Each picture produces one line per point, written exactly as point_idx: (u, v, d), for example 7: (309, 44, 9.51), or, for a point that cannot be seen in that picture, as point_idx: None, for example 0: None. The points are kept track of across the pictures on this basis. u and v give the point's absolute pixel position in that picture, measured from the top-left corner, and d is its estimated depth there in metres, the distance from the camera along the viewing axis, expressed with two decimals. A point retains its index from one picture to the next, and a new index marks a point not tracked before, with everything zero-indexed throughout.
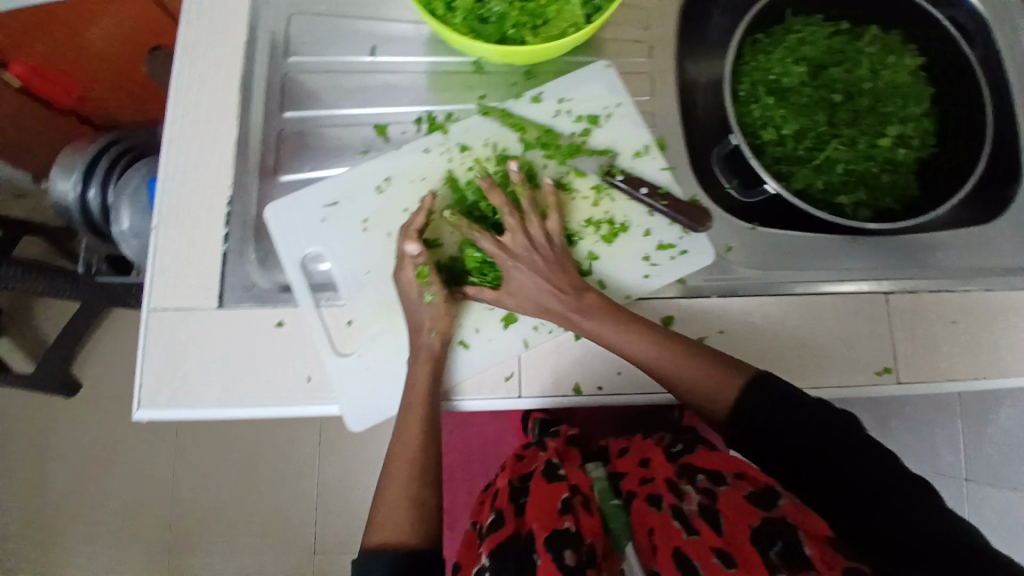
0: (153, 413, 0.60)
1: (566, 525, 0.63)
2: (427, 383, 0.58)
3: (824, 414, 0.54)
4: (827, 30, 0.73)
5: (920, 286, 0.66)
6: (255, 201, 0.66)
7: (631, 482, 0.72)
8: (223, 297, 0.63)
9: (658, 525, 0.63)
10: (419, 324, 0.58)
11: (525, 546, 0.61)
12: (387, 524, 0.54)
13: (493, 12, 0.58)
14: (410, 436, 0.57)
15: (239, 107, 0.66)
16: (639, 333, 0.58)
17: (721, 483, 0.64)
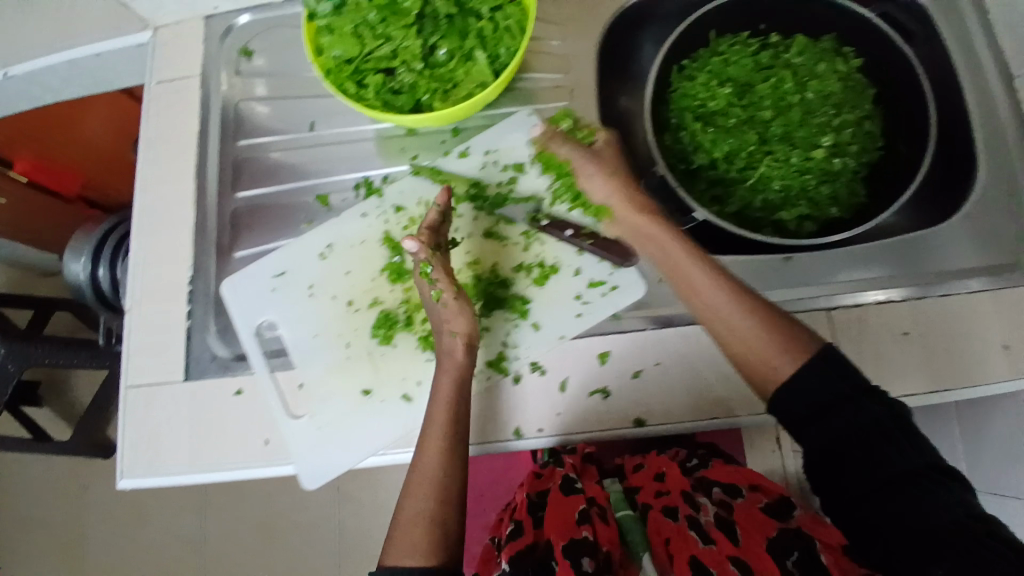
0: (135, 481, 0.66)
1: (585, 534, 0.67)
2: (450, 393, 0.58)
3: (854, 410, 0.51)
4: (751, 48, 0.73)
5: (865, 298, 0.65)
6: (215, 277, 0.71)
7: (647, 495, 0.79)
8: (189, 370, 0.68)
9: (676, 536, 0.69)
10: (440, 325, 0.61)
11: (541, 558, 0.65)
12: (403, 548, 0.53)
13: (404, 83, 0.63)
14: (427, 468, 0.56)
15: (196, 193, 0.72)
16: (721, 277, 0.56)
17: (732, 498, 0.73)
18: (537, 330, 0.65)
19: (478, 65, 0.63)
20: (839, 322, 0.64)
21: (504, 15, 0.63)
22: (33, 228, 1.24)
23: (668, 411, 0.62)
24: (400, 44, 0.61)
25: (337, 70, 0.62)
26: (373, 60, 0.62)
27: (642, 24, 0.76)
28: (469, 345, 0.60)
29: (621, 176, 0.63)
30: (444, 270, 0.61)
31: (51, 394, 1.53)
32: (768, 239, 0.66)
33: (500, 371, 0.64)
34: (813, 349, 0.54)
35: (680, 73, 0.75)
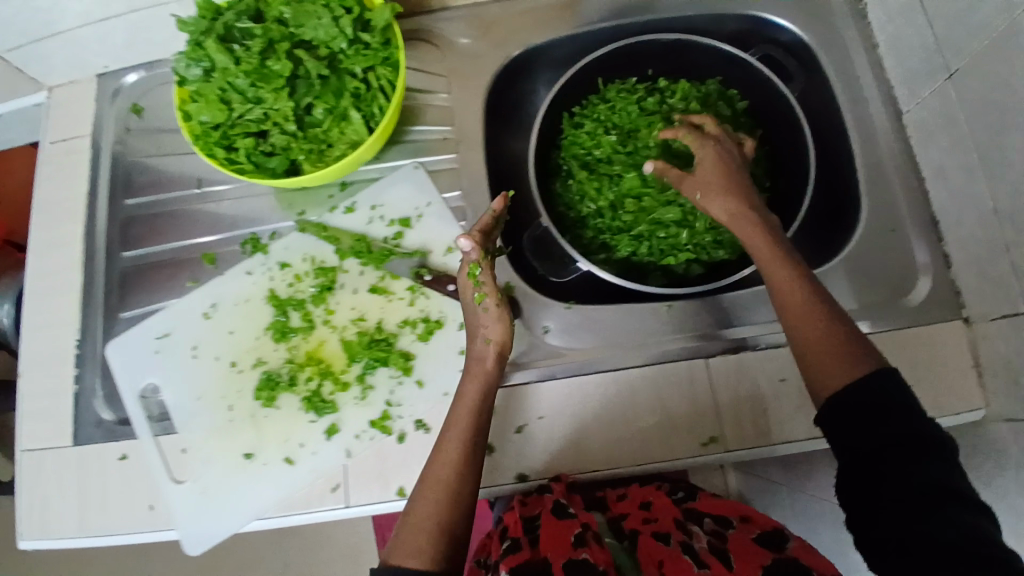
0: (36, 543, 0.65)
1: (584, 556, 0.64)
2: (477, 399, 0.58)
3: (898, 417, 0.49)
4: (637, 94, 0.74)
5: (741, 346, 0.65)
6: (102, 338, 0.70)
7: (634, 521, 0.77)
8: (77, 435, 0.67)
9: (669, 558, 0.67)
10: (475, 330, 0.61)
11: (539, 571, 0.63)
12: (408, 548, 0.52)
13: (276, 145, 0.63)
14: (438, 478, 0.55)
15: (85, 255, 0.72)
16: (790, 266, 0.57)
17: (724, 529, 0.73)
18: (421, 386, 0.65)
19: (354, 125, 0.64)
20: (717, 369, 0.64)
21: (377, 75, 0.64)
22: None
23: (549, 462, 0.63)
24: (270, 108, 0.61)
25: (205, 136, 0.62)
26: (244, 124, 0.62)
27: (532, 70, 0.77)
28: (500, 353, 0.61)
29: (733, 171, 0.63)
30: (490, 277, 0.62)
31: None
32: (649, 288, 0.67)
33: (384, 431, 0.63)
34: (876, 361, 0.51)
35: (571, 119, 0.76)
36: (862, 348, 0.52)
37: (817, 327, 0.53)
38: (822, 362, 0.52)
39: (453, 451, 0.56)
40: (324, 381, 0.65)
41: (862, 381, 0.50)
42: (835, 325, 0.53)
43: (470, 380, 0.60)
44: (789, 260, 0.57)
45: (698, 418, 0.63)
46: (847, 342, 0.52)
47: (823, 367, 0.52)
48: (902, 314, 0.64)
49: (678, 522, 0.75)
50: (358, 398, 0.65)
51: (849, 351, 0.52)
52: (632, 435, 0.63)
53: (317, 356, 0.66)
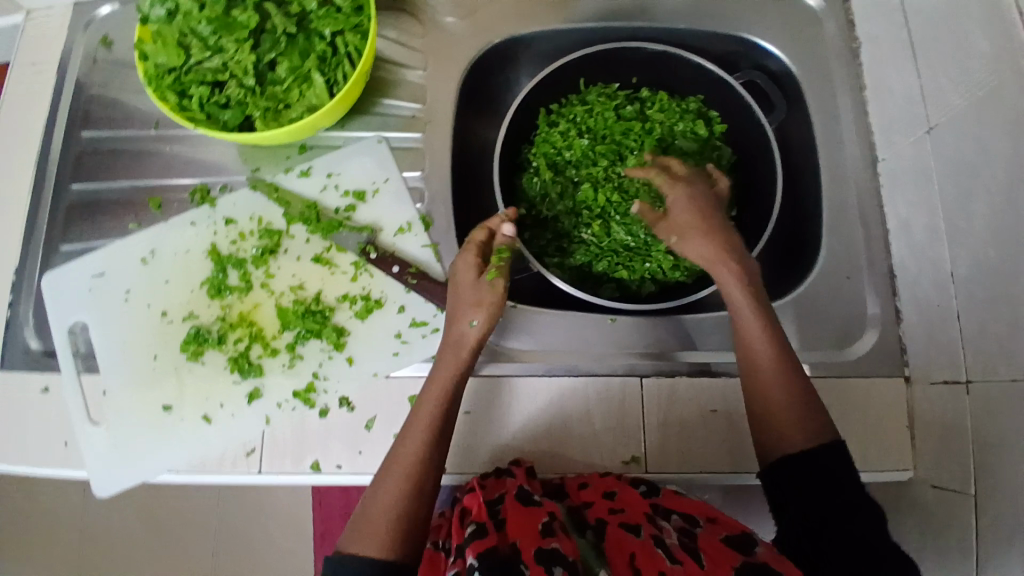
0: None
1: (556, 546, 0.53)
2: (448, 386, 0.58)
3: (853, 480, 0.51)
4: (615, 101, 0.72)
5: (677, 369, 0.64)
6: (39, 269, 0.69)
7: (599, 510, 0.59)
8: (3, 359, 0.66)
9: (641, 551, 0.54)
10: (459, 314, 0.60)
11: (509, 562, 0.51)
12: (367, 537, 0.52)
13: (231, 98, 0.61)
14: (400, 466, 0.55)
15: (34, 184, 0.70)
16: (771, 339, 0.56)
17: (692, 528, 0.58)
18: (351, 364, 0.64)
19: (314, 88, 0.62)
20: (649, 391, 0.63)
21: (344, 40, 0.62)
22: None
23: (467, 461, 0.63)
24: (230, 58, 0.60)
25: (159, 78, 0.60)
26: (200, 71, 0.60)
27: (516, 60, 0.75)
28: (479, 342, 0.59)
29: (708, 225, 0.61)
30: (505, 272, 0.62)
31: None
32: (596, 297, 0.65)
33: (306, 403, 0.62)
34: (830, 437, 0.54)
35: (547, 116, 0.74)
36: (820, 418, 0.55)
37: (783, 395, 0.55)
38: (790, 427, 0.54)
39: (416, 441, 0.55)
40: (254, 344, 0.64)
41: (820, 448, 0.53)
42: (802, 391, 0.55)
43: (445, 367, 0.59)
44: (770, 321, 0.57)
45: (622, 437, 0.63)
46: (812, 411, 0.55)
47: (783, 430, 0.54)
48: (847, 365, 0.62)
49: (647, 514, 0.58)
50: (285, 366, 0.64)
51: (814, 418, 0.55)
52: (553, 443, 0.63)
53: (250, 318, 0.64)
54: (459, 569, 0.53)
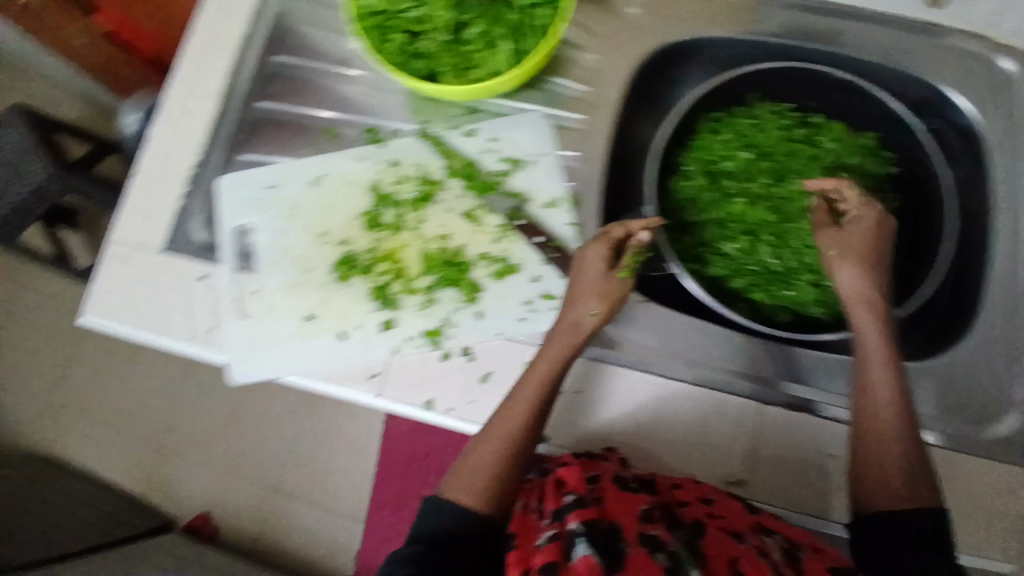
0: (104, 320, 0.72)
1: (656, 533, 0.55)
2: (557, 365, 0.60)
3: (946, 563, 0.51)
4: (784, 122, 0.73)
5: (795, 402, 0.64)
6: (215, 170, 0.75)
7: (696, 511, 0.59)
8: (170, 241, 0.73)
9: (745, 558, 0.54)
10: (575, 300, 0.62)
11: (609, 537, 0.53)
12: (461, 486, 0.59)
13: (425, 49, 0.64)
14: (499, 434, 0.59)
15: (224, 92, 0.75)
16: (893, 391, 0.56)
17: (796, 549, 0.57)
18: (479, 318, 0.67)
19: (499, 55, 0.63)
20: (770, 423, 0.64)
21: (538, 13, 0.63)
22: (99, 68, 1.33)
23: (572, 437, 0.66)
24: (430, 12, 0.63)
25: (363, 19, 0.63)
26: (401, 20, 0.63)
27: (688, 61, 0.76)
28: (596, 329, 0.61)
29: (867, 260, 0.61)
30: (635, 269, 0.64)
31: (87, 224, 1.68)
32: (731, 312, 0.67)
33: (433, 343, 0.67)
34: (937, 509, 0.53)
35: (709, 124, 0.74)
36: (927, 486, 0.54)
37: (900, 459, 0.54)
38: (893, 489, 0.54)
39: (515, 414, 0.59)
40: (396, 280, 0.69)
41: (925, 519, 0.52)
42: (915, 459, 0.55)
43: (549, 354, 0.61)
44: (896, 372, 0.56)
45: (725, 460, 0.63)
46: (921, 478, 0.54)
47: (887, 490, 0.54)
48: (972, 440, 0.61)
49: (750, 526, 0.58)
50: (419, 306, 0.68)
51: (922, 486, 0.54)
52: (657, 443, 0.64)
53: (397, 255, 0.69)
54: (559, 531, 0.54)
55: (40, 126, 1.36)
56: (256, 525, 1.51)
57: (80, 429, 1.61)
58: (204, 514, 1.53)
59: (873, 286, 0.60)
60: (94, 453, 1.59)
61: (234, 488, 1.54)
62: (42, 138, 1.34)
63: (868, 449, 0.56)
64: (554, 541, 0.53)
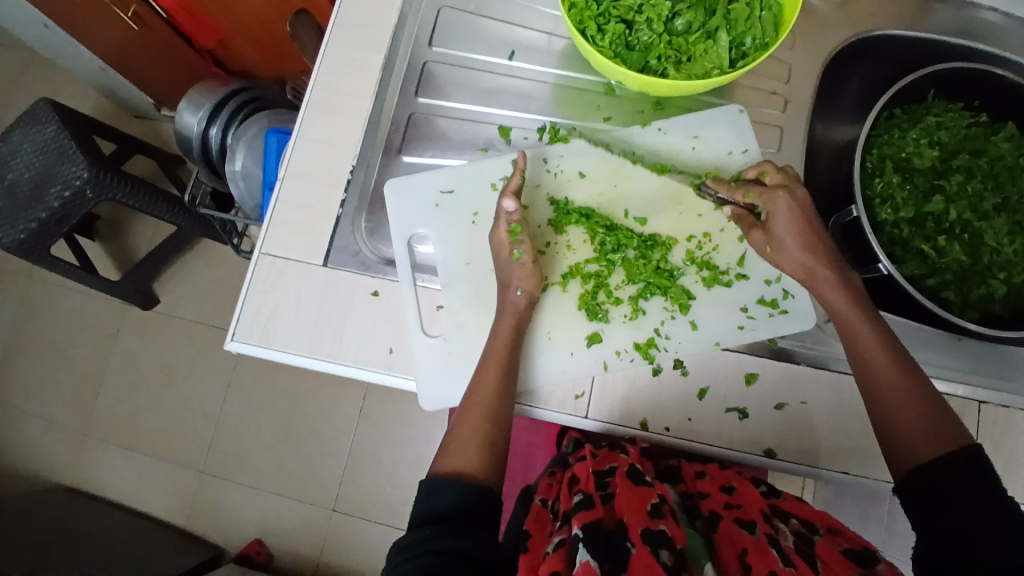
0: (245, 346, 0.64)
1: (663, 528, 0.54)
2: (510, 334, 0.60)
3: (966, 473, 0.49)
4: (966, 119, 0.72)
5: (1015, 401, 0.64)
6: (376, 174, 0.70)
7: (715, 504, 0.62)
8: (329, 257, 0.66)
9: (753, 549, 0.53)
10: (508, 281, 0.61)
11: (613, 536, 0.53)
12: (458, 455, 0.56)
13: (641, 41, 0.61)
14: (477, 405, 0.57)
15: (378, 86, 0.71)
16: (880, 341, 0.56)
17: (811, 534, 0.57)
18: (694, 328, 0.63)
19: (718, 47, 0.61)
20: (985, 416, 0.64)
21: (762, 4, 0.61)
22: (140, 58, 1.23)
23: (804, 447, 0.60)
24: (649, 0, 0.59)
25: (581, 8, 0.61)
26: (620, 8, 0.60)
27: (861, 57, 0.76)
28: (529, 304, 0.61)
29: (812, 236, 0.58)
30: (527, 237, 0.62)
31: (107, 232, 1.54)
32: (952, 317, 0.64)
33: (645, 357, 0.62)
34: (964, 442, 0.51)
35: (889, 120, 0.74)
36: (954, 429, 0.52)
37: (905, 409, 0.53)
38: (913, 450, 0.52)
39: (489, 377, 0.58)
40: (599, 290, 0.64)
41: (952, 457, 0.50)
42: (907, 396, 0.54)
43: (498, 336, 0.60)
44: (874, 324, 0.57)
45: None
46: (931, 419, 0.53)
47: (909, 440, 0.52)
48: None
49: (764, 514, 0.59)
50: (626, 317, 0.63)
51: (942, 429, 0.52)
52: None
53: (608, 254, 0.64)
54: (565, 537, 0.55)
55: (71, 119, 1.18)
56: (314, 548, 1.36)
57: (101, 449, 1.46)
58: (257, 540, 1.36)
59: (812, 253, 0.58)
60: (119, 474, 1.44)
61: (280, 510, 1.38)
62: (73, 131, 1.16)
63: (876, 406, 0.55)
64: (560, 548, 0.53)
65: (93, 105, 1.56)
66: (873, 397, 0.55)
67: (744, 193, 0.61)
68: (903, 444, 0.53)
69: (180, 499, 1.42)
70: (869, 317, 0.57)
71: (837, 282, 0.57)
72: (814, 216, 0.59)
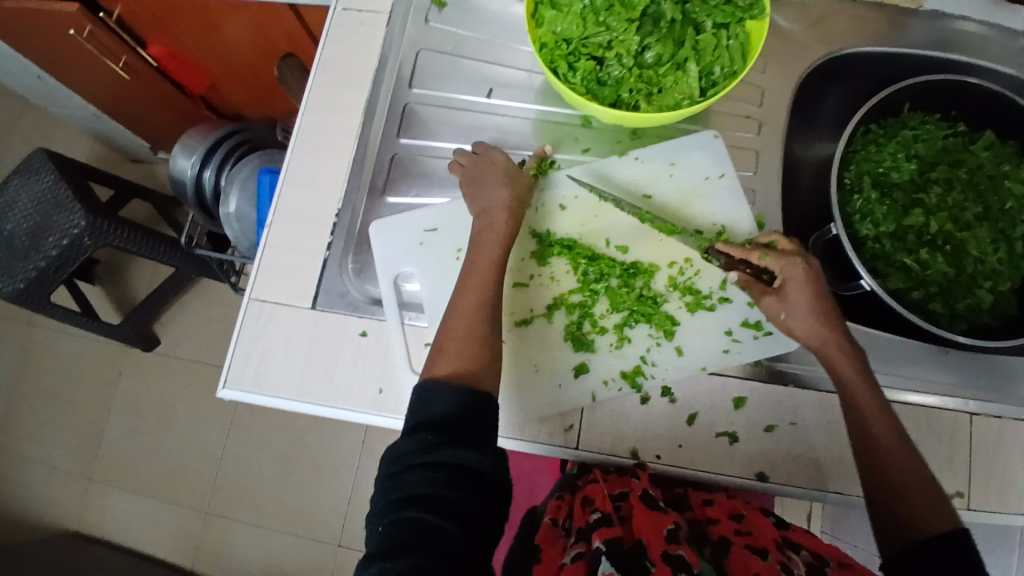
0: (237, 392, 0.65)
1: (682, 552, 0.51)
2: None
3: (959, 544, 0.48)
4: (943, 131, 0.73)
5: (1007, 412, 0.64)
6: (361, 215, 0.71)
7: (724, 530, 0.61)
8: (317, 300, 0.67)
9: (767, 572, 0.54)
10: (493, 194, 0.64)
11: (633, 555, 0.52)
12: (452, 361, 0.54)
13: (612, 76, 0.63)
14: (469, 303, 0.58)
15: (361, 128, 0.72)
16: (884, 409, 0.55)
17: (822, 564, 0.56)
18: (680, 354, 0.63)
19: (688, 77, 0.62)
20: (977, 429, 0.63)
21: (729, 34, 0.62)
22: (134, 106, 1.26)
23: (795, 468, 0.60)
24: (617, 36, 0.61)
25: (552, 47, 0.62)
26: (589, 46, 0.62)
27: (835, 76, 0.77)
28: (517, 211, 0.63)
29: (823, 305, 0.59)
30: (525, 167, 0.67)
31: (107, 276, 1.56)
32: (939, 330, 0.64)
33: (633, 386, 0.62)
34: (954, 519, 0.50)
35: (866, 135, 0.74)
36: (946, 506, 0.51)
37: (898, 464, 0.53)
38: (910, 508, 0.51)
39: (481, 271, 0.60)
40: (584, 321, 0.64)
41: (941, 533, 0.49)
42: (900, 451, 0.54)
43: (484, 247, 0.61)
44: (879, 395, 0.56)
45: (946, 473, 0.62)
46: (929, 494, 0.52)
47: (908, 510, 0.51)
48: None
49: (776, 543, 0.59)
50: (612, 346, 0.64)
51: (935, 502, 0.51)
52: None
53: (591, 285, 0.64)
54: (584, 549, 0.54)
55: (67, 168, 1.21)
56: None
57: (106, 492, 1.46)
58: None
59: (826, 321, 0.58)
60: (124, 517, 1.44)
61: (286, 547, 1.38)
62: (69, 180, 1.18)
63: (867, 459, 0.54)
64: (579, 560, 0.53)
65: (90, 152, 1.59)
66: (870, 464, 0.54)
67: (761, 255, 0.60)
68: (897, 516, 0.52)
69: (185, 539, 1.41)
70: (873, 387, 0.56)
71: (847, 349, 0.57)
72: (825, 287, 0.60)
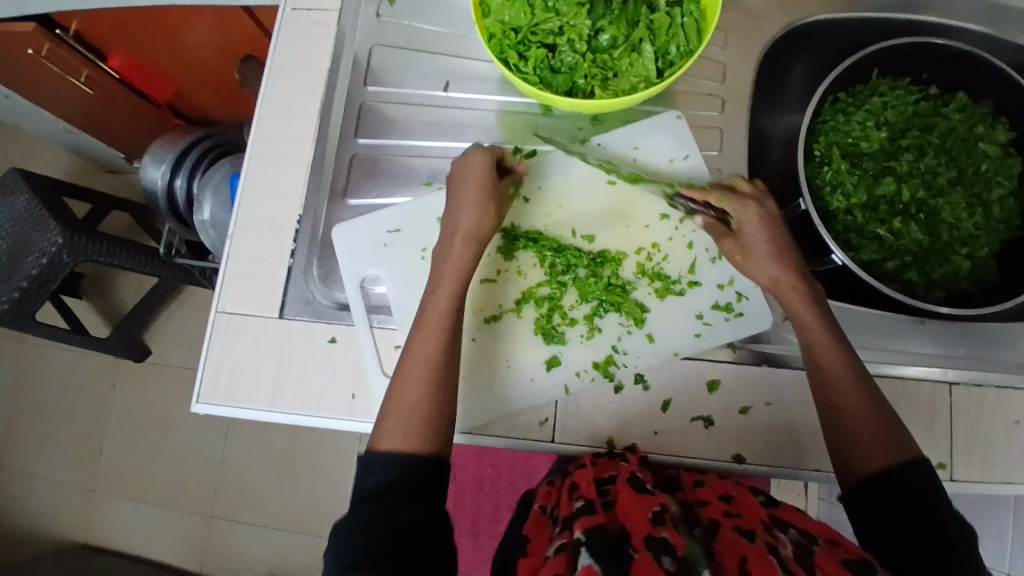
0: (211, 407, 0.64)
1: (664, 536, 0.47)
2: None
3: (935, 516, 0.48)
4: (913, 95, 0.71)
5: (988, 379, 0.64)
6: (324, 221, 0.70)
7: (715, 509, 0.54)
8: (284, 309, 0.66)
9: (755, 557, 0.46)
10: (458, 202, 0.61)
11: (614, 543, 0.48)
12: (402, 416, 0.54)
13: (565, 63, 0.61)
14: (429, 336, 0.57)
15: (318, 131, 0.71)
16: (840, 348, 0.55)
17: (811, 545, 0.49)
18: (651, 341, 0.63)
19: (644, 59, 0.60)
20: (957, 398, 0.63)
21: (683, 11, 0.60)
22: (102, 119, 1.25)
23: (773, 449, 0.60)
24: (568, 22, 0.59)
25: (501, 36, 0.61)
26: (540, 33, 0.60)
27: (801, 46, 0.76)
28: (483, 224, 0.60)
29: (778, 247, 0.58)
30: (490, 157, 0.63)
31: (92, 289, 1.55)
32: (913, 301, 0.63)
33: (605, 375, 0.62)
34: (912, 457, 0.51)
35: (834, 105, 0.73)
36: (902, 445, 0.52)
37: (857, 407, 0.53)
38: (864, 445, 0.52)
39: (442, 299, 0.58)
40: (554, 313, 0.64)
41: (900, 474, 0.50)
42: (856, 389, 0.54)
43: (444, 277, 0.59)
44: (836, 334, 0.56)
45: (927, 445, 0.62)
46: (886, 434, 0.52)
47: (864, 449, 0.52)
48: None
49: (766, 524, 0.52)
50: (583, 337, 0.63)
51: (891, 442, 0.52)
52: None
53: (559, 277, 0.64)
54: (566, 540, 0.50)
55: (40, 186, 1.19)
56: None
57: (110, 503, 1.47)
58: None
59: (784, 263, 0.58)
60: (129, 527, 1.45)
61: (291, 547, 1.39)
62: (42, 197, 1.17)
63: (824, 404, 0.54)
64: (561, 552, 0.49)
65: (66, 166, 1.57)
66: (827, 403, 0.54)
67: (720, 197, 0.60)
68: (853, 456, 0.52)
69: (191, 545, 1.43)
70: (831, 327, 0.56)
71: (803, 289, 0.57)
72: (781, 230, 0.60)
